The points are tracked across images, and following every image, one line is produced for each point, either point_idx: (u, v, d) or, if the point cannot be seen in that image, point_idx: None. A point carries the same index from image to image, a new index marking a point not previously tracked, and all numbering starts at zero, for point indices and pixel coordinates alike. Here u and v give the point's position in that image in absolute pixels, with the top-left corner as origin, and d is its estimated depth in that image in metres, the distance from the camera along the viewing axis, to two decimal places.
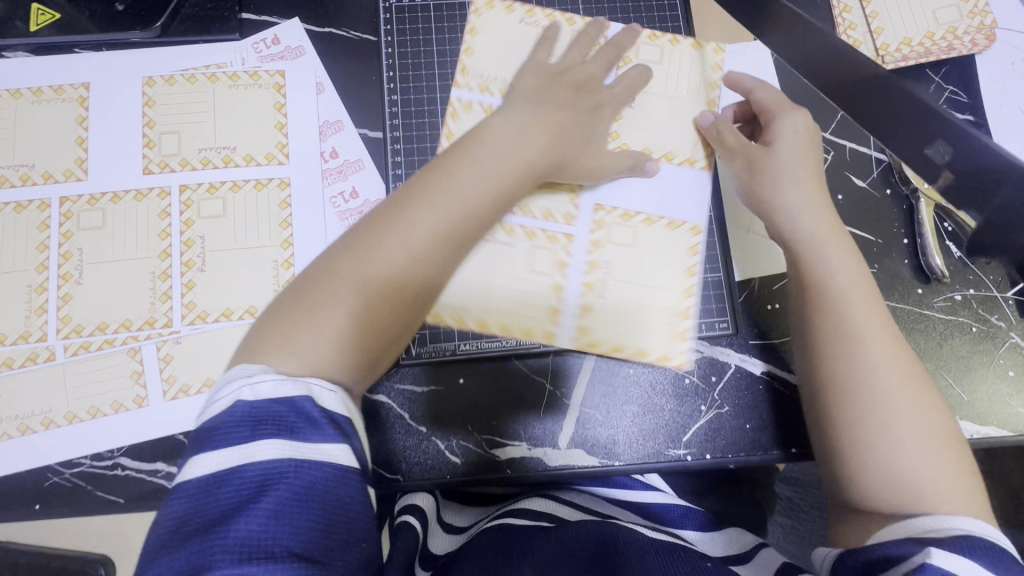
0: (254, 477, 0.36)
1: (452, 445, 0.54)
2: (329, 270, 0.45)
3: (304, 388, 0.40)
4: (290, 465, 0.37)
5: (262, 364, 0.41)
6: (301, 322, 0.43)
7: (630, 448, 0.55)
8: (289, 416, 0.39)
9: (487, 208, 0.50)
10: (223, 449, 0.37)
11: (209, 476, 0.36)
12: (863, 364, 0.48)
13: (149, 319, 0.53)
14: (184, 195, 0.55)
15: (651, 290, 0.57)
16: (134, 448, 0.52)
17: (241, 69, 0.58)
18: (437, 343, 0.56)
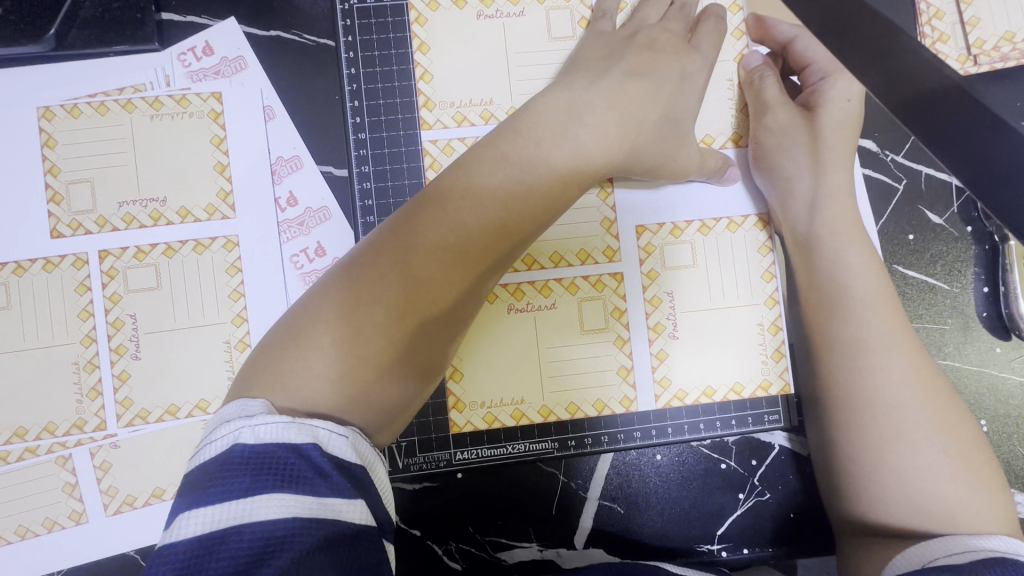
0: (251, 541, 0.26)
1: (450, 549, 0.46)
2: (315, 312, 0.35)
3: (312, 431, 0.30)
4: (300, 528, 0.27)
5: (263, 401, 0.31)
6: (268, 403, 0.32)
7: (657, 544, 0.48)
8: (299, 463, 0.29)
9: (526, 210, 0.38)
10: (211, 504, 0.27)
11: (196, 545, 0.26)
12: (958, 478, 0.38)
13: (77, 421, 0.44)
14: (105, 263, 0.44)
15: (716, 323, 0.45)
16: (77, 569, 0.44)
17: (164, 93, 0.46)
18: (428, 452, 0.45)
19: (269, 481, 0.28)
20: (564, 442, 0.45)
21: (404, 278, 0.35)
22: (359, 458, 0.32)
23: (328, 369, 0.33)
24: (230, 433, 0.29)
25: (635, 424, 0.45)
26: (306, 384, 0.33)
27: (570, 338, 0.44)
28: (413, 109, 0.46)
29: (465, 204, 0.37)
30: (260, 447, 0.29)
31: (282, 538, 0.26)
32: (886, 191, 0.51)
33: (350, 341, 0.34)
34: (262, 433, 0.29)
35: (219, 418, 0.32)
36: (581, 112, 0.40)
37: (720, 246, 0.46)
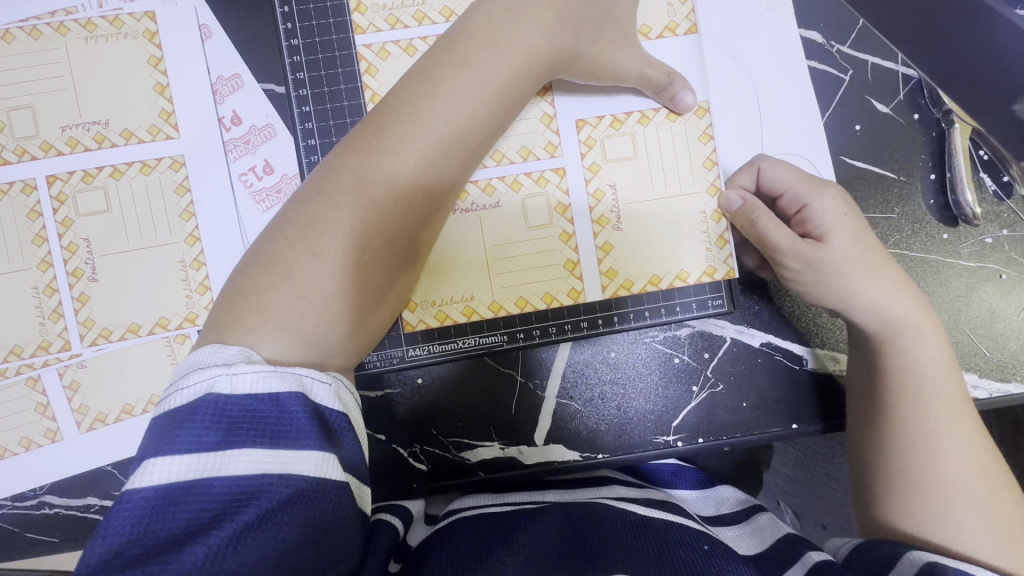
0: (222, 493, 0.27)
1: (415, 451, 0.48)
2: (290, 238, 0.35)
3: (294, 380, 0.30)
4: (276, 478, 0.28)
5: (241, 348, 0.31)
6: (239, 311, 0.34)
7: (614, 439, 0.50)
8: (276, 415, 0.29)
9: (484, 128, 0.39)
10: (183, 454, 0.28)
11: (172, 486, 0.27)
12: None
13: (42, 343, 0.45)
14: (54, 188, 0.45)
15: (656, 209, 0.47)
16: (58, 484, 0.46)
17: (98, 15, 0.45)
18: (383, 352, 0.47)
19: (243, 436, 0.28)
20: (512, 335, 0.47)
21: (385, 201, 0.36)
22: (338, 403, 0.32)
23: (315, 290, 0.34)
24: (204, 382, 0.29)
25: (582, 315, 0.48)
26: (289, 312, 0.33)
27: (516, 236, 0.47)
28: (345, 14, 0.46)
29: (426, 124, 0.37)
30: (236, 398, 0.29)
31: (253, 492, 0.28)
32: (831, 81, 0.50)
33: (335, 267, 0.35)
34: (238, 385, 0.29)
35: (192, 360, 0.31)
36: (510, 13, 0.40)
37: (660, 137, 0.47)
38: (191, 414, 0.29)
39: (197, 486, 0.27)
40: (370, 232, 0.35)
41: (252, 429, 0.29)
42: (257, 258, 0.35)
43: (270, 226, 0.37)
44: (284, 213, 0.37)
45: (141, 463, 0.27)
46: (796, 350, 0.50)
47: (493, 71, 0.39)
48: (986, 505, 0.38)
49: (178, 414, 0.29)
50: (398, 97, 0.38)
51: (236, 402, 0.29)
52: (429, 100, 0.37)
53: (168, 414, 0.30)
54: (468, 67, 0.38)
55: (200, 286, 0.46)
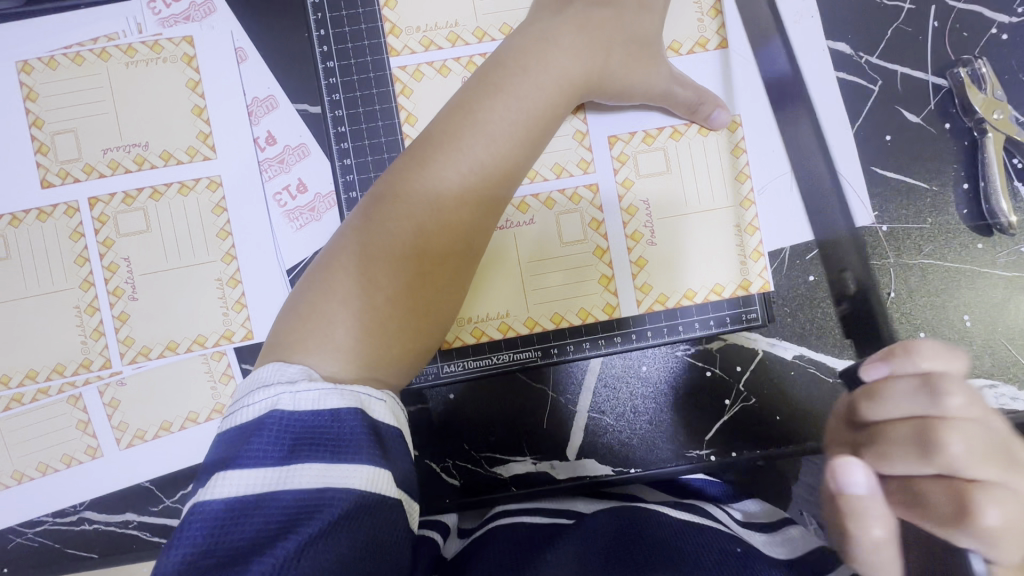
0: (286, 505, 0.28)
1: (448, 466, 0.48)
2: (343, 265, 0.36)
3: (352, 396, 0.31)
4: (336, 492, 0.29)
5: (302, 366, 0.32)
6: (294, 329, 0.34)
7: (649, 455, 0.49)
8: (336, 430, 0.30)
9: (523, 149, 0.40)
10: (251, 467, 0.29)
11: (242, 500, 0.28)
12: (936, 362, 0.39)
13: (83, 361, 0.46)
14: (96, 210, 0.46)
15: (691, 223, 0.47)
16: (97, 501, 0.47)
17: (139, 41, 0.46)
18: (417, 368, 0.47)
19: (306, 450, 0.30)
20: (546, 351, 0.47)
21: (431, 224, 0.36)
22: (393, 420, 0.33)
23: (371, 316, 0.35)
24: (269, 398, 0.31)
25: (617, 330, 0.48)
26: (349, 339, 0.34)
27: (549, 252, 0.47)
28: (380, 36, 0.46)
29: (470, 148, 0.38)
30: (300, 414, 0.30)
31: (315, 505, 0.29)
32: (860, 93, 0.50)
33: (386, 288, 0.35)
34: (302, 402, 0.31)
35: (255, 378, 0.33)
36: (541, 42, 0.41)
37: (693, 150, 0.47)
38: (258, 429, 0.30)
39: (264, 498, 0.28)
40: (419, 258, 0.36)
41: (315, 444, 0.30)
42: (313, 283, 0.36)
43: (324, 251, 0.37)
44: (335, 238, 0.37)
45: (212, 476, 0.29)
46: (830, 363, 0.50)
47: (532, 95, 0.39)
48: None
49: (245, 430, 0.30)
50: (441, 124, 0.39)
51: (299, 418, 0.31)
52: (470, 123, 0.38)
53: (235, 430, 0.31)
54: (506, 90, 0.39)
55: (236, 304, 0.47)
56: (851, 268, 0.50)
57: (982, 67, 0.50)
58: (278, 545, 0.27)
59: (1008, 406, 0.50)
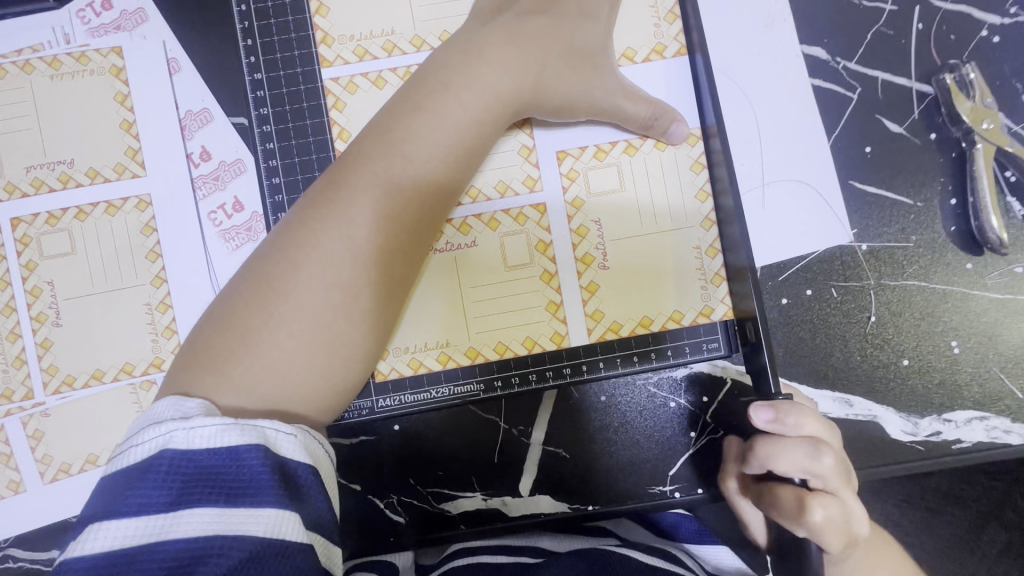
0: (173, 555, 0.26)
1: (391, 503, 0.46)
2: (247, 301, 0.33)
3: (254, 434, 0.29)
4: (229, 540, 0.27)
5: (201, 401, 0.30)
6: (193, 372, 0.32)
7: (606, 492, 0.46)
8: (233, 472, 0.28)
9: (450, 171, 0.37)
10: (135, 515, 0.27)
11: (123, 550, 0.26)
12: None
13: (5, 391, 0.43)
14: (18, 231, 0.43)
15: (646, 244, 0.44)
16: (21, 538, 0.44)
17: (63, 52, 0.44)
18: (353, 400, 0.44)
19: (198, 493, 0.27)
20: (490, 383, 0.44)
21: (344, 254, 0.34)
22: (305, 455, 0.31)
23: (274, 359, 0.32)
24: (159, 436, 0.28)
25: (565, 361, 0.44)
26: (253, 380, 0.31)
27: (492, 277, 0.44)
28: (311, 45, 0.44)
29: (389, 173, 0.35)
30: (193, 454, 0.28)
31: (206, 554, 0.26)
32: (835, 101, 0.47)
33: (294, 327, 0.33)
34: (196, 440, 0.28)
35: (152, 411, 0.30)
36: (474, 54, 0.38)
37: (649, 166, 0.44)
38: (145, 473, 0.28)
39: (147, 549, 0.26)
40: (329, 291, 0.33)
41: (209, 485, 0.28)
42: (218, 319, 0.34)
43: (233, 282, 0.35)
44: (245, 271, 0.35)
45: (92, 526, 0.26)
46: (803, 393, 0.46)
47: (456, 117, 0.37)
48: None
49: (132, 471, 0.28)
50: (358, 148, 0.36)
51: (193, 457, 0.28)
52: (391, 145, 0.36)
53: (123, 471, 0.29)
54: (430, 110, 0.37)
55: (166, 329, 0.44)
56: (827, 290, 0.47)
57: (969, 73, 0.46)
58: None
59: (1000, 440, 0.46)
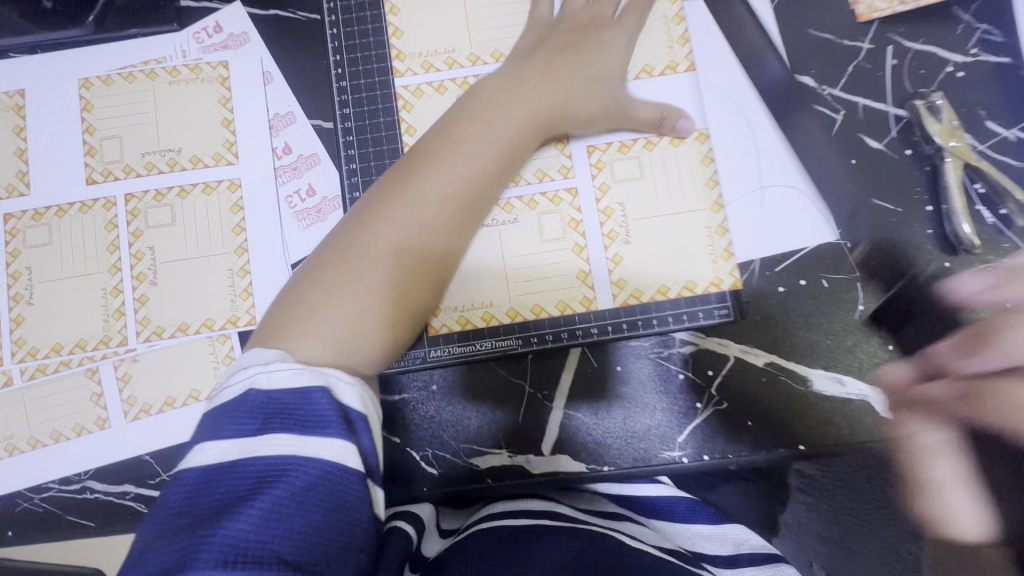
0: (253, 471, 0.32)
1: (427, 455, 0.51)
2: (328, 263, 0.41)
3: (322, 378, 0.35)
4: (298, 461, 0.32)
5: (279, 351, 0.36)
6: (280, 321, 0.39)
7: (621, 453, 0.51)
8: (305, 406, 0.34)
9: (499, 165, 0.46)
10: (226, 437, 0.33)
11: (217, 463, 0.32)
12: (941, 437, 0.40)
13: (103, 338, 0.50)
14: (130, 204, 0.52)
15: (665, 223, 0.51)
16: (100, 470, 0.50)
17: (181, 63, 0.54)
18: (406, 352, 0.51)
19: (276, 422, 0.33)
20: (526, 340, 0.51)
21: (414, 227, 0.42)
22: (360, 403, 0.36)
23: (328, 333, 0.38)
24: (246, 380, 0.35)
25: (592, 323, 0.51)
26: (330, 326, 0.38)
27: (532, 248, 0.51)
28: (387, 60, 0.53)
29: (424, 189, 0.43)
30: (274, 392, 0.34)
31: (277, 472, 0.32)
32: (824, 120, 0.54)
33: (368, 283, 0.40)
34: (277, 381, 0.34)
35: (241, 363, 0.37)
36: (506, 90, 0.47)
37: (666, 160, 0.52)
38: (236, 405, 0.34)
39: (233, 467, 0.31)
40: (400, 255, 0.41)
41: (284, 416, 0.33)
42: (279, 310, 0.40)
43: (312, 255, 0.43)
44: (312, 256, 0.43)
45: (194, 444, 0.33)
46: (800, 371, 0.51)
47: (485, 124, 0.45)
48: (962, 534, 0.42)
49: (227, 405, 0.35)
50: (425, 144, 0.45)
51: (274, 395, 0.34)
52: (454, 145, 0.45)
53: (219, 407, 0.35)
54: (481, 118, 0.46)
55: (244, 292, 0.51)
56: (821, 280, 0.53)
57: (937, 99, 0.54)
58: (242, 504, 0.30)
59: None
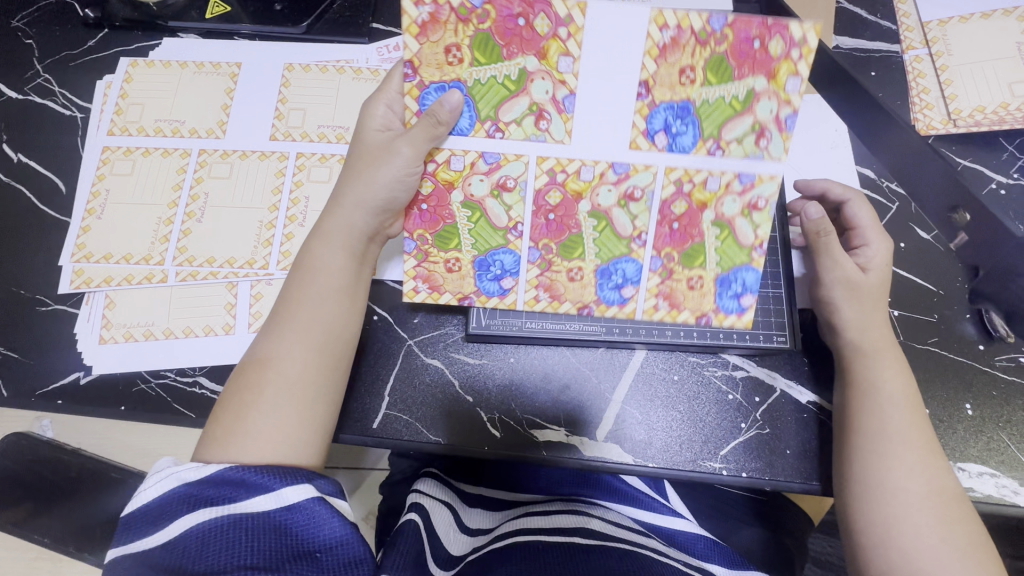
0: (228, 550, 0.35)
1: (493, 418, 0.57)
2: (238, 382, 0.44)
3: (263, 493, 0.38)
4: (271, 520, 0.37)
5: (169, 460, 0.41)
6: (230, 413, 0.42)
7: (664, 452, 0.56)
8: (246, 492, 0.38)
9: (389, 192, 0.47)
10: (167, 519, 0.37)
11: (207, 522, 0.36)
12: (904, 479, 0.48)
13: (250, 260, 0.60)
14: (298, 160, 0.64)
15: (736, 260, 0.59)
16: (213, 370, 0.58)
17: (365, 66, 0.68)
18: (505, 318, 0.56)
19: (234, 495, 0.38)
20: (609, 329, 0.57)
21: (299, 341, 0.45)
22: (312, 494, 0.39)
23: (253, 410, 0.42)
24: (157, 484, 0.39)
25: (668, 326, 0.57)
26: (252, 441, 0.41)
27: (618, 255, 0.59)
28: None
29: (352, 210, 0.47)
30: (214, 476, 0.38)
31: (240, 518, 0.36)
32: (880, 208, 0.64)
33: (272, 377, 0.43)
34: (188, 473, 0.39)
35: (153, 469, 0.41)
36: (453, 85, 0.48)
37: None
38: (198, 486, 0.38)
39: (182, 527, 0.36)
40: (298, 373, 0.44)
41: (236, 486, 0.38)
42: (220, 404, 0.44)
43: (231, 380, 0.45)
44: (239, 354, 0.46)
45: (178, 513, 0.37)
46: None
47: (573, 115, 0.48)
48: (967, 567, 0.45)
49: (158, 501, 0.38)
50: (289, 295, 0.47)
51: (212, 479, 0.38)
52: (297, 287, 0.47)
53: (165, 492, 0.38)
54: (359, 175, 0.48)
55: None
56: None
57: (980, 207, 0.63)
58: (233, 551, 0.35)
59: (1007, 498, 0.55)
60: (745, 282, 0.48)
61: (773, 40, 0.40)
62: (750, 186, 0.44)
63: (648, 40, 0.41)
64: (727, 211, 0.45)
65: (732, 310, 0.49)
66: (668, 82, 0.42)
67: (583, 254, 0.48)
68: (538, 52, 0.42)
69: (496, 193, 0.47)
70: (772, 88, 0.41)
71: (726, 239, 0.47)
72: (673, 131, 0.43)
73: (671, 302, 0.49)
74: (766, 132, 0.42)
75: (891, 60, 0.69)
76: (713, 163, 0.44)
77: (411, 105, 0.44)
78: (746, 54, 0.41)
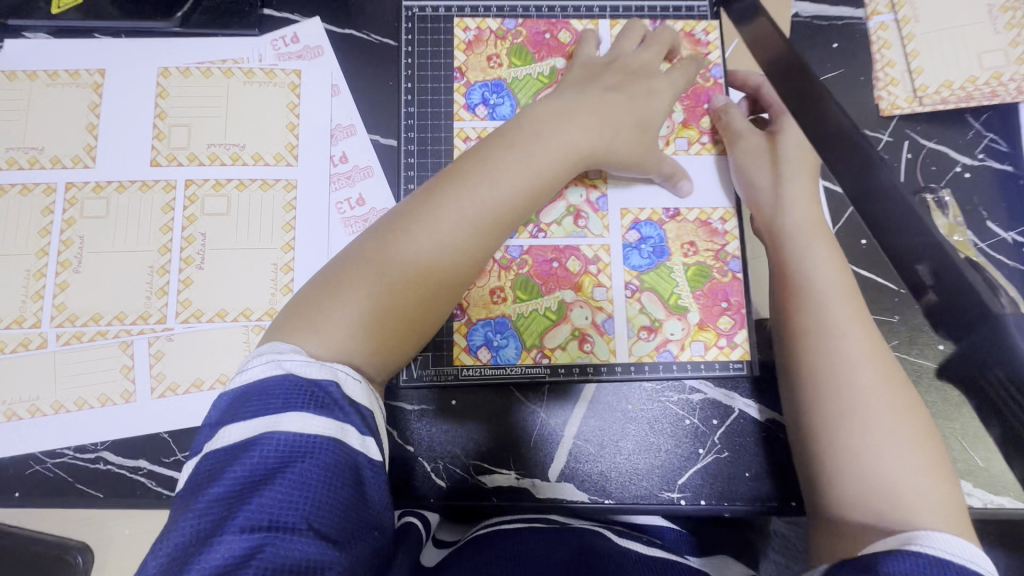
0: (285, 490, 0.35)
1: (438, 468, 0.53)
2: (428, 187, 0.49)
3: (342, 434, 0.39)
4: (332, 478, 0.37)
5: (291, 345, 0.42)
6: (403, 227, 0.47)
7: (621, 487, 0.53)
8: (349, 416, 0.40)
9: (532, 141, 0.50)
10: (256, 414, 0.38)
11: (294, 440, 0.37)
12: None
13: (143, 313, 0.52)
14: (189, 190, 0.55)
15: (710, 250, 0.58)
16: (118, 443, 0.51)
17: (258, 66, 0.57)
18: (440, 366, 0.54)
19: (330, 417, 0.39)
20: (555, 368, 0.55)
21: (467, 196, 0.47)
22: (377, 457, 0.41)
23: (426, 241, 0.46)
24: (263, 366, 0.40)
25: (617, 363, 0.55)
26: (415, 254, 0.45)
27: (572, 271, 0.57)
28: (445, 108, 0.58)
29: (479, 186, 0.47)
30: (321, 385, 0.40)
31: (321, 446, 0.38)
32: (841, 202, 0.59)
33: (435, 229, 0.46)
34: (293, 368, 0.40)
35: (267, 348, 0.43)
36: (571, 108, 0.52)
37: (689, 230, 0.58)
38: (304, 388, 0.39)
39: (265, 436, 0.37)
40: (451, 236, 0.46)
41: (328, 411, 0.39)
42: (395, 219, 0.47)
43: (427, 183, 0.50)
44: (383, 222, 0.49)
45: (278, 414, 0.38)
46: None
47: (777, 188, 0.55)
48: None
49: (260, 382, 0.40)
50: (478, 155, 0.49)
51: (317, 389, 0.40)
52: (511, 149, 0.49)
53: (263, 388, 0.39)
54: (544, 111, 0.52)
55: (284, 288, 0.54)
56: None
57: (943, 196, 0.59)
58: (290, 493, 0.35)
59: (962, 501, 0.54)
60: (501, 348, 0.55)
61: (724, 321, 0.56)
62: (596, 329, 0.56)
63: (709, 211, 0.58)
64: (577, 321, 0.56)
65: (483, 329, 0.55)
66: (679, 230, 0.58)
67: (526, 289, 0.56)
68: (689, 118, 0.59)
69: (577, 228, 0.57)
70: (691, 334, 0.56)
71: (544, 327, 0.55)
72: (646, 235, 0.58)
73: (491, 286, 0.56)
74: (650, 333, 0.56)
75: (854, 28, 0.62)
76: (616, 281, 0.57)
77: (459, 49, 0.59)
78: (712, 297, 0.56)
